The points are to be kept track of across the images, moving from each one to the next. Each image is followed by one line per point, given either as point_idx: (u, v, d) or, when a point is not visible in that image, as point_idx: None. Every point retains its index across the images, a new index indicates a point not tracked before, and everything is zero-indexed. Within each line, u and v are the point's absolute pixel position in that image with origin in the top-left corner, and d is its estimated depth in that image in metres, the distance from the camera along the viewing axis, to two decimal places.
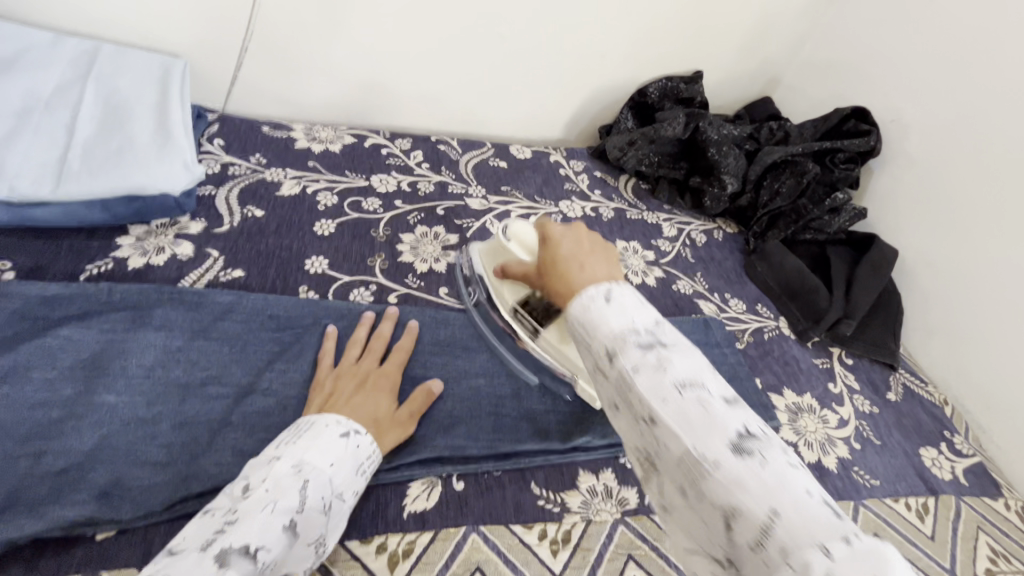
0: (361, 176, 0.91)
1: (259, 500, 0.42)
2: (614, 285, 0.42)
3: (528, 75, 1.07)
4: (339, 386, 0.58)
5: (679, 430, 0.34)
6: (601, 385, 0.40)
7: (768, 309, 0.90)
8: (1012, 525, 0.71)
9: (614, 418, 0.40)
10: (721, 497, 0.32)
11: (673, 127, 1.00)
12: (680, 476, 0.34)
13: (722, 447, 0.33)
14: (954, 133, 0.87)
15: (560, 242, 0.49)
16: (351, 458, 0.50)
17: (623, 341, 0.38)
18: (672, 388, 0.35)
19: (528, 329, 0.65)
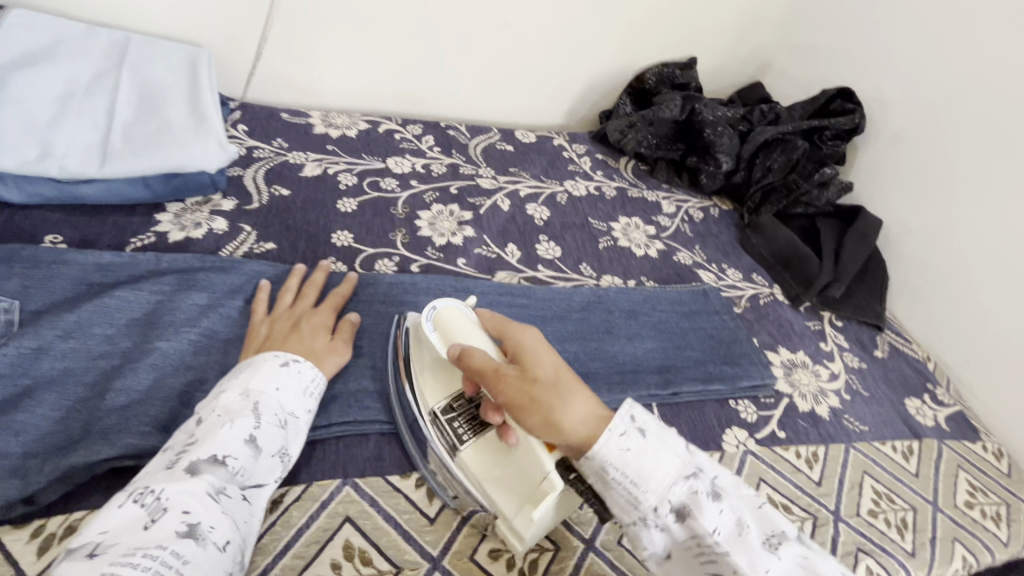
0: (377, 159, 0.96)
1: (212, 424, 0.47)
2: (632, 409, 0.47)
3: (532, 63, 1.13)
4: (275, 328, 0.61)
5: (727, 551, 0.43)
6: (616, 500, 0.46)
7: (763, 277, 0.96)
8: (988, 465, 0.77)
9: (636, 538, 0.47)
10: (739, 568, 0.43)
11: (670, 110, 1.08)
12: (695, 562, 0.46)
13: (764, 557, 0.44)
14: (933, 108, 0.93)
15: (546, 358, 0.51)
16: (295, 382, 0.54)
17: (664, 485, 0.45)
18: (732, 527, 0.44)
19: (445, 443, 0.54)
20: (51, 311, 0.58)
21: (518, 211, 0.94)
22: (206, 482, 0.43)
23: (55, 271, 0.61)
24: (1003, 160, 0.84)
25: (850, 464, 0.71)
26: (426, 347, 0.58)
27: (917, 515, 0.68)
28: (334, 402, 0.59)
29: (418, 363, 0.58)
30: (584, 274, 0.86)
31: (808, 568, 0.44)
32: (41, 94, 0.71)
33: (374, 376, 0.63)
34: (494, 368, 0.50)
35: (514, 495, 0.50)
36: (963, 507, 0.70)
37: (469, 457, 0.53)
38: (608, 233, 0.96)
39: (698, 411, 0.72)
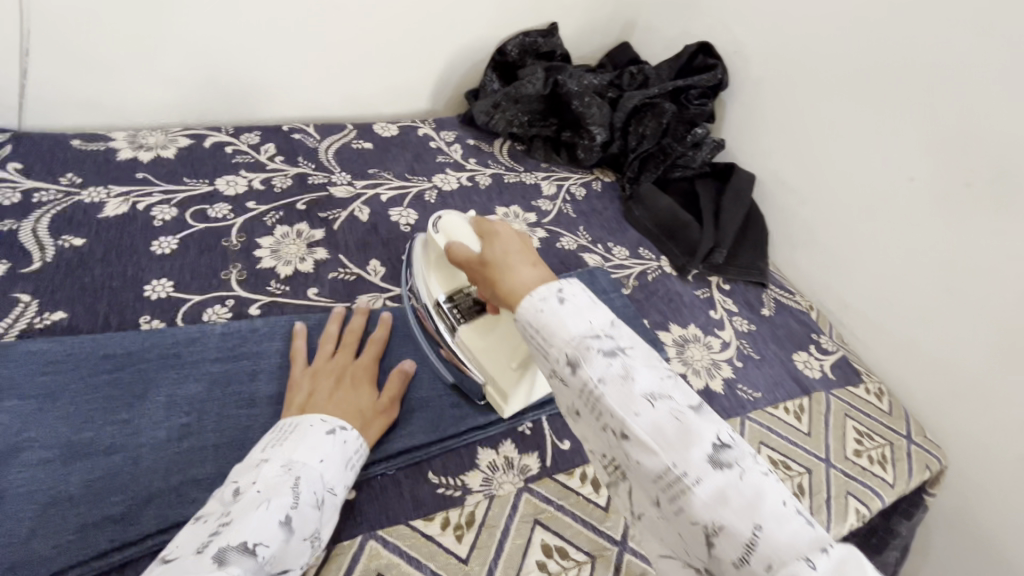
0: (204, 181, 0.82)
1: (250, 502, 0.42)
2: (562, 282, 0.43)
3: (379, 46, 1.00)
4: (317, 384, 0.57)
5: (654, 446, 0.36)
6: (559, 391, 0.42)
7: (649, 251, 0.92)
8: (872, 406, 0.79)
9: (574, 428, 0.42)
10: (701, 516, 0.34)
11: (533, 84, 1.01)
12: (647, 486, 0.37)
13: (702, 463, 0.35)
14: (786, 55, 0.92)
15: (500, 243, 0.51)
16: (339, 453, 0.50)
17: (585, 350, 0.39)
18: (666, 425, 0.36)
19: (448, 323, 0.62)
20: None
21: (380, 219, 0.84)
22: (236, 573, 0.36)
23: None
24: (851, 99, 0.84)
25: (746, 438, 0.70)
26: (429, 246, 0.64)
27: (812, 476, 0.68)
28: (148, 505, 0.48)
29: (425, 263, 0.66)
30: None
31: (752, 515, 0.33)
32: None
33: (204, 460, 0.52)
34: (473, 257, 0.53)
35: (501, 360, 0.59)
36: (852, 457, 0.71)
37: (471, 343, 0.61)
38: None
39: None
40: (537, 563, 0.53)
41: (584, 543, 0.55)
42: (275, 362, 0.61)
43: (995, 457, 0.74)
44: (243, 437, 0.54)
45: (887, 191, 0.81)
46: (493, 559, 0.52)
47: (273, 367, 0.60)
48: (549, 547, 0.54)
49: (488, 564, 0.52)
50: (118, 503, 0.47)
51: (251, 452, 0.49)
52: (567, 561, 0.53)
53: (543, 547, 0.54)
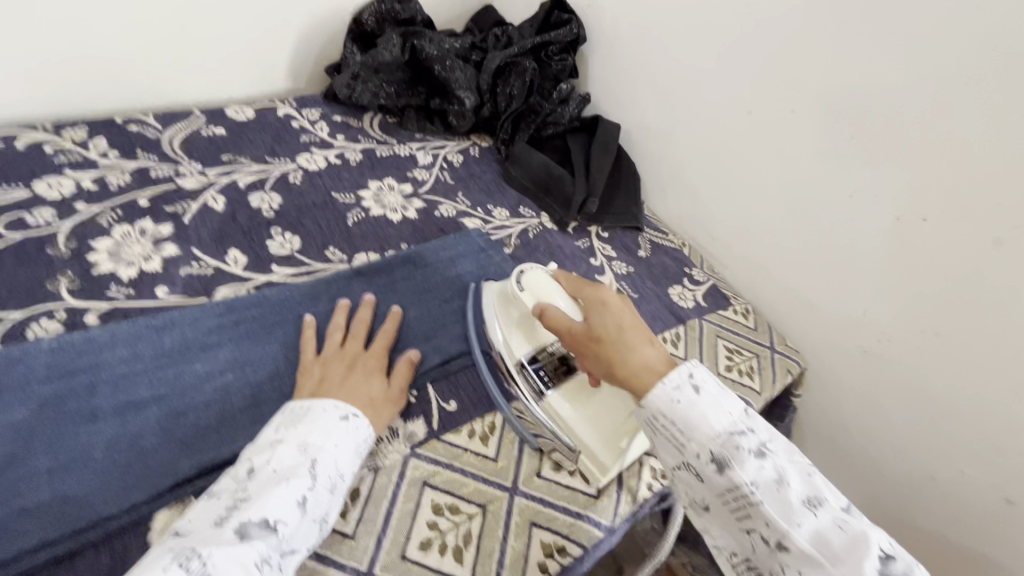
0: (18, 187, 0.72)
1: (268, 481, 0.44)
2: (692, 367, 0.48)
3: (216, 22, 0.92)
4: (328, 371, 0.59)
5: (761, 501, 0.42)
6: (685, 480, 0.47)
7: (530, 209, 0.94)
8: (740, 325, 0.86)
9: (704, 521, 0.47)
10: (788, 544, 0.40)
11: (390, 52, 0.97)
12: (734, 523, 0.44)
13: (799, 508, 0.41)
14: (634, 8, 0.95)
15: (610, 316, 0.55)
16: (352, 437, 0.51)
17: (732, 449, 0.44)
18: (772, 481, 0.42)
19: (535, 388, 0.62)
20: None
21: (238, 206, 0.78)
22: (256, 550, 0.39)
23: None
24: (692, 43, 0.89)
25: None
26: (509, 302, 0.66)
27: None
28: None
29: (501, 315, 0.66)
30: (332, 261, 0.76)
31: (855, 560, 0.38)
32: None
33: (37, 486, 0.47)
34: (573, 326, 0.56)
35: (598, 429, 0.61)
36: (724, 374, 0.78)
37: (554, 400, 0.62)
38: (358, 204, 0.85)
39: (477, 373, 0.67)
40: (427, 524, 0.53)
41: (474, 495, 0.56)
42: (118, 369, 0.56)
43: (842, 354, 0.84)
44: (85, 455, 0.50)
45: (732, 126, 0.87)
46: (382, 528, 0.52)
47: (118, 375, 0.55)
48: (439, 506, 0.55)
49: (376, 533, 0.52)
50: None
51: (266, 432, 0.50)
52: (457, 516, 0.54)
53: (432, 506, 0.54)
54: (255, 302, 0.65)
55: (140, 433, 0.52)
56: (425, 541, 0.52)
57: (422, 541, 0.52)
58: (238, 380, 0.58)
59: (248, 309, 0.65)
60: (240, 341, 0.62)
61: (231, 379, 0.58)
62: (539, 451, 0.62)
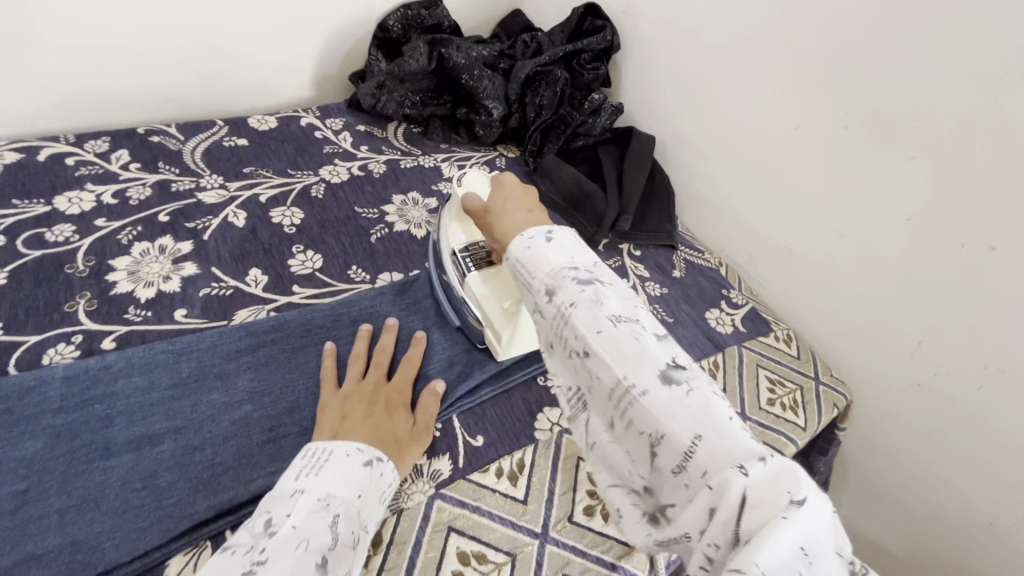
0: (39, 201, 0.71)
1: (291, 537, 0.40)
2: (553, 228, 0.44)
3: (240, 30, 0.90)
4: (350, 407, 0.55)
5: (618, 371, 0.36)
6: (540, 324, 0.42)
7: (559, 225, 0.90)
8: (782, 353, 0.81)
9: (616, 441, 0.37)
10: (646, 426, 0.34)
11: (417, 60, 0.94)
12: (611, 406, 0.36)
13: (652, 378, 0.35)
14: (671, 14, 0.91)
15: (501, 193, 0.52)
16: (375, 488, 0.47)
17: (561, 279, 0.40)
18: (633, 350, 0.36)
19: (461, 270, 0.64)
20: None
21: (260, 222, 0.76)
22: None
23: None
24: (734, 52, 0.84)
25: None
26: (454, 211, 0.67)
27: None
28: None
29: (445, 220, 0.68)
30: (354, 281, 0.73)
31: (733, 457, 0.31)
32: None
33: (48, 528, 0.45)
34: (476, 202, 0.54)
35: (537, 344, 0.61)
36: (766, 407, 0.73)
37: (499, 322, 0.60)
38: (381, 219, 0.82)
39: (505, 404, 0.64)
40: (453, 575, 0.50)
41: (503, 542, 0.53)
42: (135, 399, 0.54)
43: (894, 387, 0.78)
44: (98, 494, 0.47)
45: (776, 141, 0.82)
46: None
47: (134, 406, 0.53)
48: (466, 554, 0.51)
49: None
50: None
51: (282, 482, 0.45)
52: (485, 566, 0.51)
53: (458, 555, 0.51)
54: (275, 327, 0.63)
55: (155, 470, 0.50)
56: None
57: None
58: (257, 412, 0.56)
59: (269, 335, 0.62)
60: (260, 368, 0.59)
61: (250, 410, 0.56)
62: (571, 493, 0.58)
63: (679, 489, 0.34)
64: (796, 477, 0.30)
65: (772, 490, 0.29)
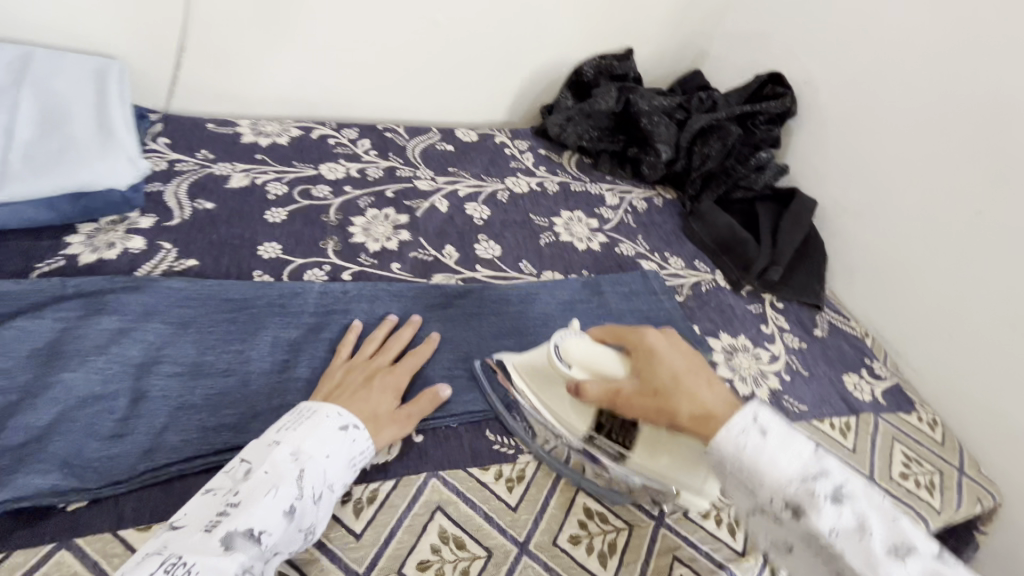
0: (310, 166, 0.94)
1: (259, 486, 0.46)
2: (755, 409, 0.48)
3: (468, 61, 1.09)
4: (348, 378, 0.61)
5: (816, 518, 0.42)
6: (716, 463, 0.48)
7: (705, 264, 0.96)
8: (923, 435, 0.79)
9: (734, 497, 0.48)
10: (829, 540, 0.42)
11: (606, 101, 1.08)
12: (814, 558, 0.43)
13: (826, 509, 0.43)
14: (859, 87, 0.94)
15: (664, 366, 0.53)
16: (346, 450, 0.53)
17: (811, 497, 0.43)
18: (852, 529, 0.42)
19: (611, 453, 0.59)
20: None
21: (457, 211, 0.93)
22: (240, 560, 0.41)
23: None
24: (920, 132, 0.86)
25: None
26: (536, 378, 0.63)
27: None
28: (255, 419, 0.57)
29: (535, 392, 0.63)
30: (523, 272, 0.85)
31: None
32: None
33: (299, 389, 0.61)
34: (629, 377, 0.56)
35: (686, 468, 0.56)
36: (898, 479, 0.72)
37: (639, 460, 0.58)
38: (550, 228, 0.95)
39: None
40: (578, 522, 0.58)
41: (623, 512, 0.60)
42: (362, 319, 0.70)
43: None
44: None
45: (956, 223, 0.82)
46: (540, 511, 0.58)
47: (359, 323, 0.69)
48: (590, 510, 0.59)
49: (534, 514, 0.57)
50: (231, 414, 0.57)
51: (268, 431, 0.52)
52: (606, 524, 0.58)
53: (584, 508, 0.59)
54: (461, 293, 0.77)
55: None
56: (575, 536, 0.56)
57: (572, 535, 0.56)
58: (441, 351, 0.69)
59: (457, 297, 0.76)
60: (447, 322, 0.73)
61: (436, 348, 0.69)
62: None
63: None
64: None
65: None
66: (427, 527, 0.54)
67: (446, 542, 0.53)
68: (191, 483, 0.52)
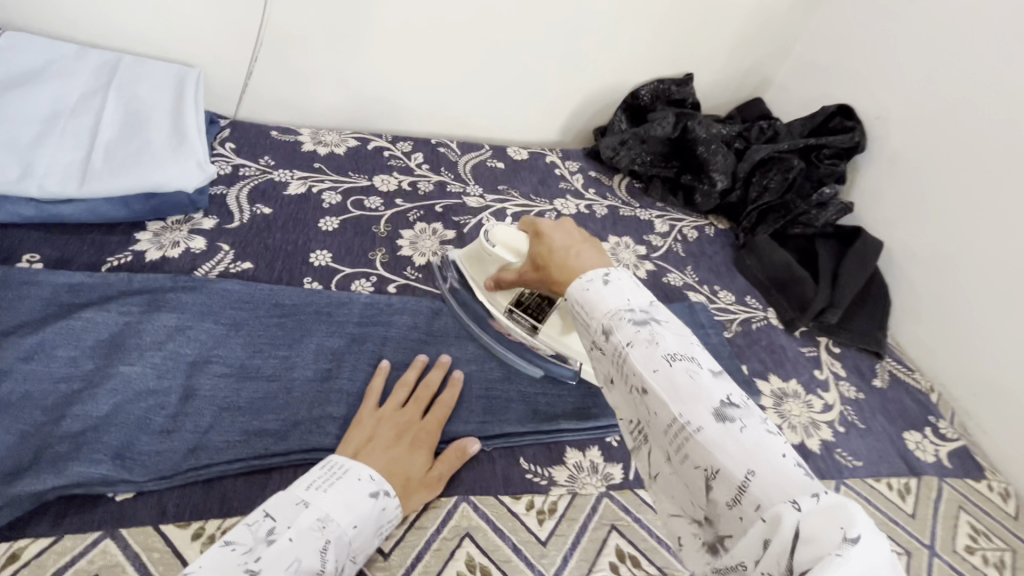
0: (364, 177, 0.96)
1: (282, 553, 0.43)
2: (610, 270, 0.48)
3: (524, 80, 1.10)
4: (379, 432, 0.57)
5: (679, 410, 0.38)
6: (598, 361, 0.46)
7: (757, 301, 0.92)
8: (993, 506, 0.72)
9: (611, 395, 0.45)
10: (699, 459, 0.36)
11: (662, 127, 1.04)
12: (660, 453, 0.40)
13: (705, 415, 0.37)
14: (937, 127, 0.89)
15: (549, 243, 0.56)
16: (374, 520, 0.49)
17: (617, 320, 0.44)
18: (715, 420, 0.37)
19: (525, 326, 0.71)
20: (17, 330, 0.58)
21: None
22: None
23: (29, 291, 0.61)
24: (1008, 179, 0.79)
25: None
26: (475, 258, 0.72)
27: (910, 560, 0.64)
28: (295, 427, 0.58)
29: (472, 268, 0.74)
30: None
31: (781, 488, 0.33)
32: (29, 115, 0.73)
33: (339, 400, 0.61)
34: (530, 260, 0.61)
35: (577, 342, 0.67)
36: (962, 552, 0.66)
37: (546, 326, 0.69)
38: None
39: None
40: (609, 564, 0.55)
41: (657, 558, 0.57)
42: (404, 333, 0.70)
43: None
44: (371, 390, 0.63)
45: None
46: (570, 547, 0.56)
47: (402, 338, 0.70)
48: (623, 553, 0.57)
49: (564, 550, 0.55)
50: (273, 420, 0.58)
51: (297, 486, 0.49)
52: (638, 570, 0.55)
53: (616, 551, 0.56)
54: None
55: None
56: None
57: None
58: (480, 373, 0.68)
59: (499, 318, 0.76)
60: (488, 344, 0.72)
61: (475, 369, 0.69)
62: None
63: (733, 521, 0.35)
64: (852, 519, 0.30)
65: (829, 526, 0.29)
66: (455, 553, 0.53)
67: (473, 571, 0.52)
68: (230, 484, 0.53)
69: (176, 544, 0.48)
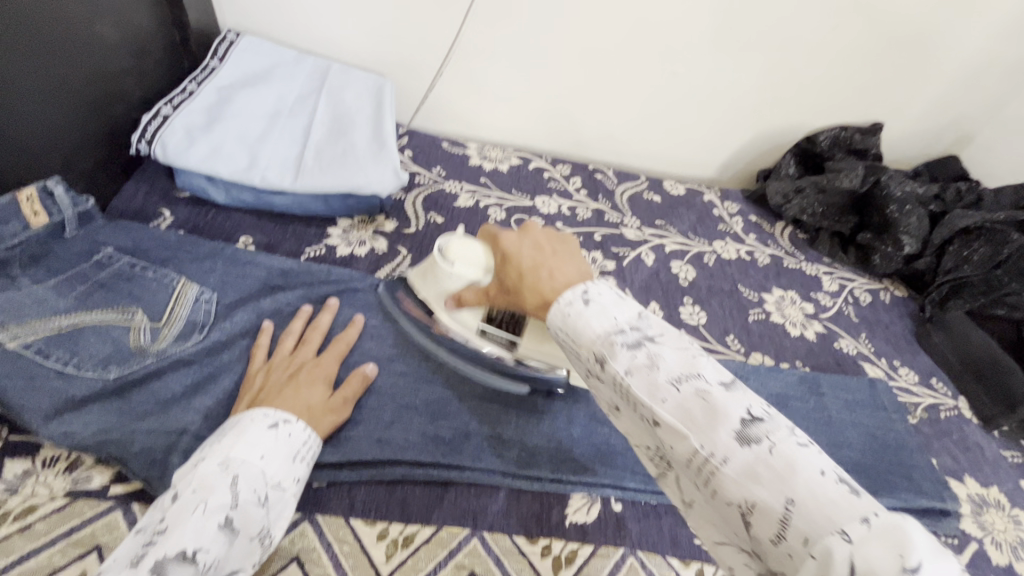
0: (526, 196, 0.96)
1: (185, 505, 0.41)
2: (587, 285, 0.46)
3: (693, 112, 1.06)
4: (270, 378, 0.56)
5: (639, 391, 0.39)
6: (598, 389, 0.44)
7: (946, 386, 0.82)
8: None
9: (619, 422, 0.44)
10: (733, 495, 0.35)
11: (849, 179, 0.94)
12: (632, 414, 0.41)
13: (728, 442, 0.36)
14: None
15: (513, 265, 0.51)
16: (284, 448, 0.48)
17: (609, 345, 0.41)
18: (645, 365, 0.40)
19: (502, 342, 0.61)
20: (237, 305, 0.64)
21: (662, 267, 0.89)
22: None
23: (248, 271, 0.67)
24: None
25: None
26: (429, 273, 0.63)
27: None
28: (468, 441, 0.58)
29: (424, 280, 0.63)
30: (730, 348, 0.79)
31: (786, 489, 0.33)
32: (257, 112, 0.81)
33: (509, 423, 0.61)
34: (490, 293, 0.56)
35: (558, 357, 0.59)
36: None
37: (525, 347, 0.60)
38: (760, 305, 0.87)
39: None
40: None
41: None
42: None
43: None
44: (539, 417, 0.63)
45: None
46: None
47: None
48: None
49: None
50: (448, 428, 0.59)
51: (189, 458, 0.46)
52: None
53: None
54: None
55: (573, 417, 0.63)
56: None
57: None
58: None
59: None
60: None
61: None
62: None
63: (785, 559, 0.33)
64: (910, 543, 0.29)
65: (887, 551, 0.28)
66: None
67: None
68: (411, 491, 0.55)
69: (364, 541, 0.51)
